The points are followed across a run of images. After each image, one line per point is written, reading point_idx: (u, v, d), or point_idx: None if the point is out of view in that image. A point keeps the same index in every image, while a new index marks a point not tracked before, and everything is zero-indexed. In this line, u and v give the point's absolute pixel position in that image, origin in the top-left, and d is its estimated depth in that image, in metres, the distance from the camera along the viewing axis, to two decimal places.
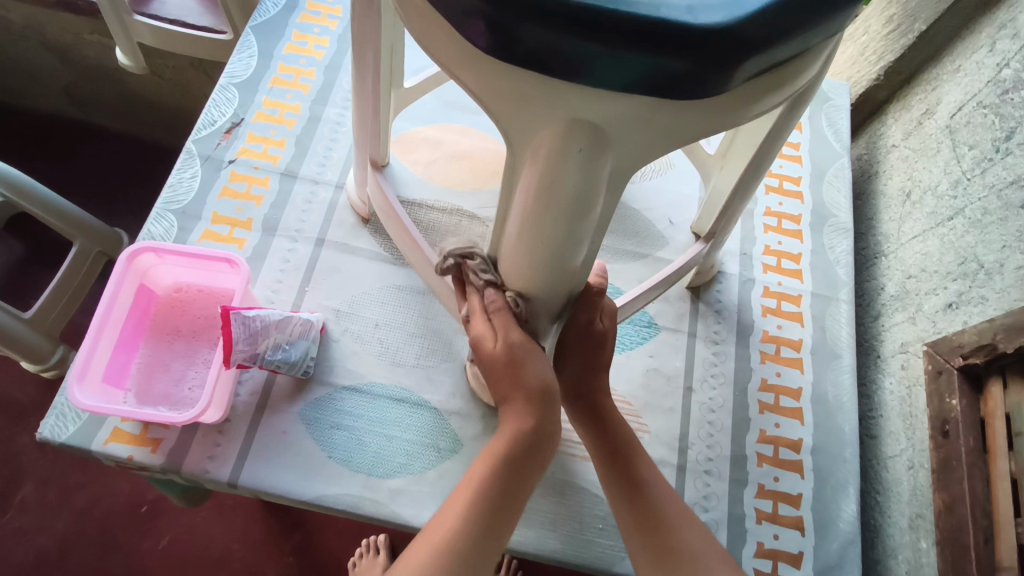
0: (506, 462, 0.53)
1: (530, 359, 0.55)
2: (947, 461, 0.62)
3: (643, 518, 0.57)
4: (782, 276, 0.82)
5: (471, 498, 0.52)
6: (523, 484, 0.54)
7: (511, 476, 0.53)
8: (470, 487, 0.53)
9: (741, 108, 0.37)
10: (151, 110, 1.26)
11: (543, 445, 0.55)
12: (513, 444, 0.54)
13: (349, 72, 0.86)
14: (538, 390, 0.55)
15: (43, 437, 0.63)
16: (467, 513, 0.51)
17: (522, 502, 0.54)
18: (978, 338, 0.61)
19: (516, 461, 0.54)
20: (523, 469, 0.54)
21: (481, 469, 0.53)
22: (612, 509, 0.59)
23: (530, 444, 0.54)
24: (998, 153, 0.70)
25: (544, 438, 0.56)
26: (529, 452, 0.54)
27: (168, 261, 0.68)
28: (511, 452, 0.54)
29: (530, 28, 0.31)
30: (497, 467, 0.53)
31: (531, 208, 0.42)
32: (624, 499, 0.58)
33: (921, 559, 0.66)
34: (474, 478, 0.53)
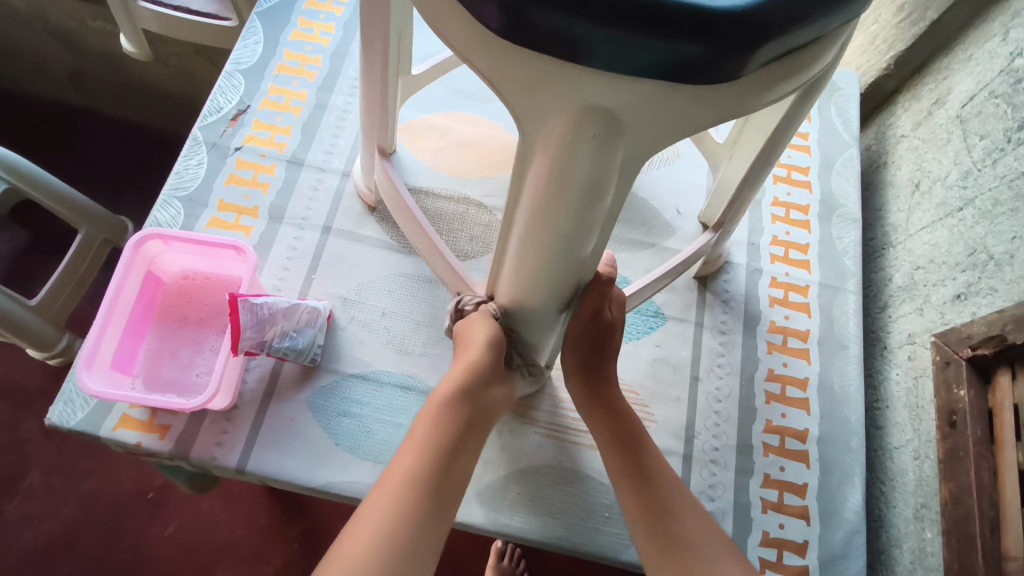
0: (454, 403, 0.54)
1: (480, 321, 0.58)
2: (954, 452, 0.61)
3: (646, 503, 0.56)
4: (790, 267, 0.81)
5: (425, 442, 0.52)
6: (470, 431, 0.54)
7: (459, 421, 0.54)
8: (417, 435, 0.52)
9: (756, 95, 0.37)
10: (155, 98, 1.25)
11: (486, 391, 0.56)
12: (464, 387, 0.55)
13: (356, 59, 0.85)
14: (489, 339, 0.57)
15: (52, 423, 0.63)
16: (416, 459, 0.51)
17: (474, 444, 0.55)
18: (986, 329, 0.61)
19: (465, 409, 0.54)
20: (470, 413, 0.55)
21: (427, 417, 0.53)
22: (618, 497, 0.59)
23: (475, 387, 0.55)
24: (1009, 143, 0.69)
25: (492, 384, 0.57)
26: (474, 397, 0.55)
27: (175, 248, 0.67)
28: (457, 394, 0.54)
29: (543, 11, 0.31)
30: (444, 410, 0.54)
31: (542, 195, 0.42)
32: (629, 486, 0.58)
33: (926, 549, 0.66)
34: (422, 424, 0.53)
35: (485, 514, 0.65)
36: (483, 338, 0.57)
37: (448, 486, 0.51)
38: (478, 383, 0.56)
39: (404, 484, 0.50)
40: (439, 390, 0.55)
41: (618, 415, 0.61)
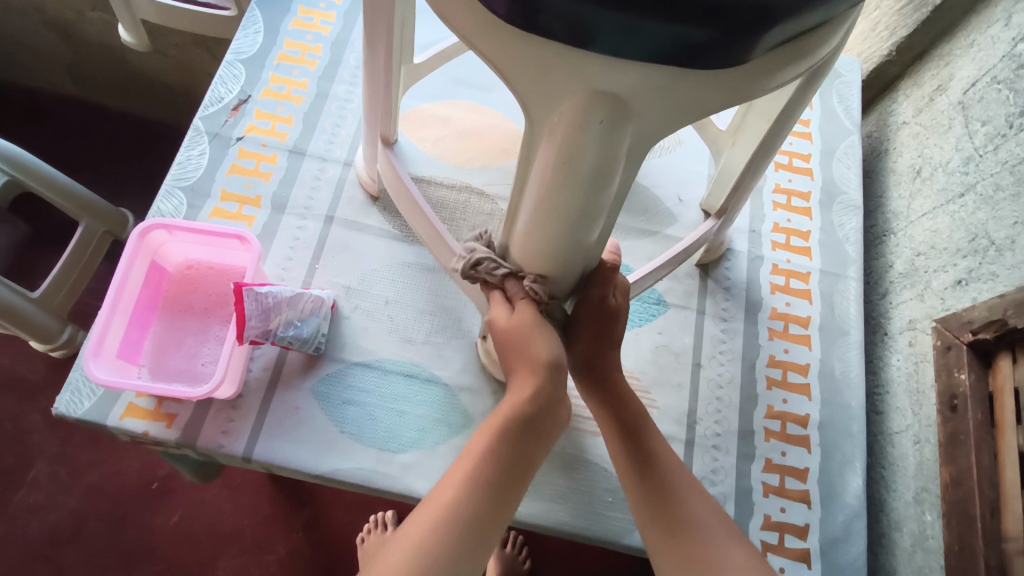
0: (510, 445, 0.49)
1: (541, 333, 0.53)
2: (955, 435, 0.62)
3: (650, 484, 0.57)
4: (791, 254, 0.82)
5: (475, 470, 0.48)
6: (527, 460, 0.50)
7: (510, 464, 0.49)
8: (472, 462, 0.49)
9: (762, 81, 0.37)
10: (155, 90, 1.25)
11: (551, 423, 0.52)
12: (524, 414, 0.51)
13: (357, 48, 0.85)
14: (551, 359, 0.52)
15: (60, 412, 0.64)
16: (458, 508, 0.47)
17: (530, 474, 0.51)
18: (988, 313, 0.61)
19: (523, 436, 0.50)
20: (527, 448, 0.50)
21: (485, 442, 0.50)
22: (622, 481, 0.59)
23: (539, 419, 0.51)
24: (1011, 129, 0.69)
25: (556, 413, 0.53)
26: (533, 424, 0.51)
27: (179, 238, 0.67)
28: (514, 429, 0.50)
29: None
30: (501, 443, 0.49)
31: (549, 182, 0.42)
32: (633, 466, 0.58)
33: (926, 531, 0.67)
34: (470, 463, 0.49)
35: None
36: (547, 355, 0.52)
37: (491, 535, 0.47)
38: (539, 410, 0.51)
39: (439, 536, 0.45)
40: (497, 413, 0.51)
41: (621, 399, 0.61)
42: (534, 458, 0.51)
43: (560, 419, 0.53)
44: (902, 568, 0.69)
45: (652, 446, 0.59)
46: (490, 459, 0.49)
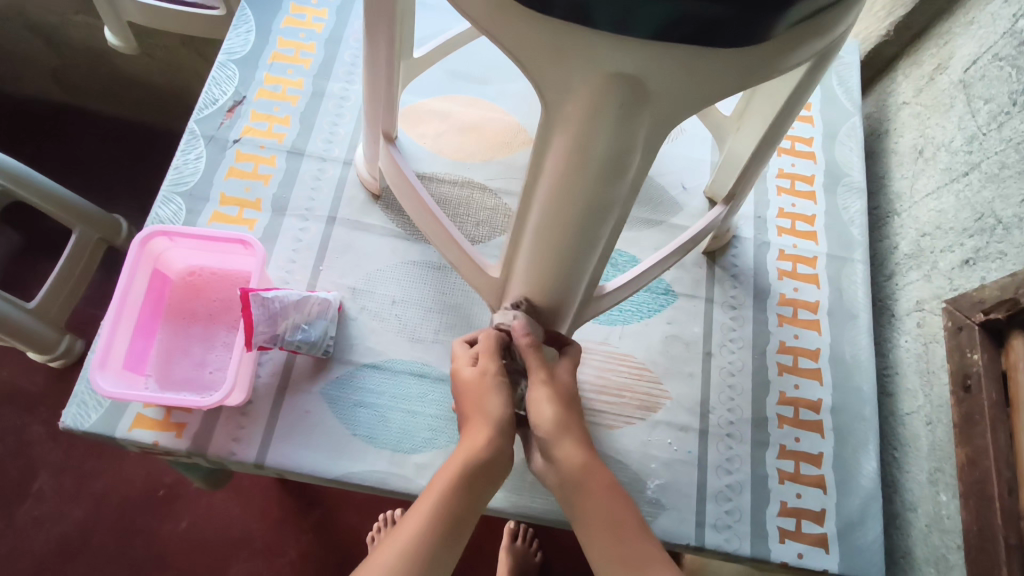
0: (450, 514, 0.49)
1: (492, 391, 0.54)
2: (970, 415, 0.62)
3: (607, 558, 0.49)
4: (797, 239, 0.81)
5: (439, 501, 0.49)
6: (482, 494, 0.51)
7: (453, 525, 0.49)
8: (436, 496, 0.49)
9: (781, 60, 0.36)
10: (144, 93, 1.23)
11: (506, 459, 0.53)
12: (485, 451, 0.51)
13: (352, 45, 0.84)
14: (501, 415, 0.54)
15: (67, 426, 0.63)
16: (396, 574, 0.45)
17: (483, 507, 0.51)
18: (999, 293, 0.61)
19: (484, 470, 0.51)
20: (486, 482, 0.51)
21: (448, 479, 0.50)
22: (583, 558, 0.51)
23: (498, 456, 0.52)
24: (1015, 106, 0.69)
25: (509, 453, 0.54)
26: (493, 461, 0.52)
27: (181, 244, 0.66)
28: (456, 493, 0.50)
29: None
30: (463, 477, 0.50)
31: (563, 171, 0.41)
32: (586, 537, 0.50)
33: (942, 511, 0.67)
34: (412, 526, 0.48)
35: (506, 497, 0.65)
36: (490, 414, 0.53)
37: None
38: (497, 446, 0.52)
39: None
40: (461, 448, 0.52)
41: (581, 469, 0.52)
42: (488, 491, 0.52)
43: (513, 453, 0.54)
44: (919, 549, 0.70)
45: (616, 515, 0.50)
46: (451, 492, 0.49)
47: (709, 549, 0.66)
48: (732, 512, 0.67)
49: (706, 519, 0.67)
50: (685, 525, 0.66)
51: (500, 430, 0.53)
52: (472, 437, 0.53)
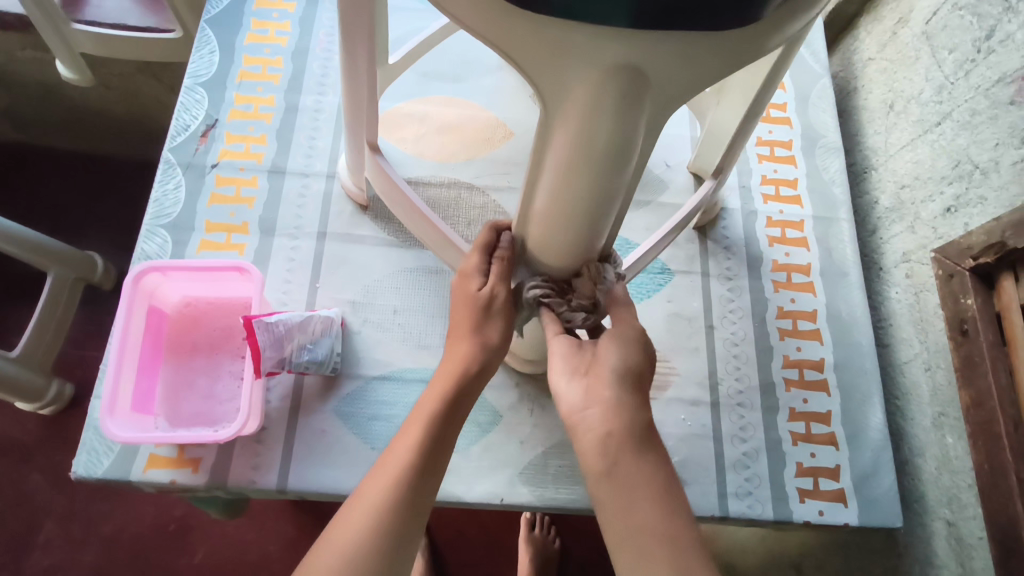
0: (437, 433, 0.52)
1: (496, 318, 0.57)
2: (970, 358, 0.63)
3: (636, 519, 0.47)
4: (783, 204, 0.83)
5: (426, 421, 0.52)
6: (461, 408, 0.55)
7: (438, 442, 0.52)
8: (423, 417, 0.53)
9: (774, 35, 0.37)
10: (104, 125, 1.19)
11: (486, 376, 0.57)
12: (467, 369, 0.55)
13: (319, 56, 0.82)
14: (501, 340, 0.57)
15: (79, 475, 0.62)
16: (390, 494, 0.49)
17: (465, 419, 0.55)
18: (986, 238, 0.64)
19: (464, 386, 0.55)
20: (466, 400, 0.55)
21: (433, 400, 0.53)
22: (603, 512, 0.48)
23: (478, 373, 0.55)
24: (980, 53, 0.71)
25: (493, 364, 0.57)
26: (472, 380, 0.55)
27: (174, 277, 0.65)
28: (443, 412, 0.53)
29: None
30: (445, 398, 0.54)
31: (567, 162, 0.42)
32: (621, 498, 0.47)
33: (950, 453, 0.70)
34: (403, 449, 0.51)
35: (531, 492, 0.66)
36: (473, 325, 0.56)
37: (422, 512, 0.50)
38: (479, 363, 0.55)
39: (375, 518, 0.48)
40: (443, 369, 0.55)
41: (643, 431, 0.50)
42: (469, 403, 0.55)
43: (497, 364, 0.58)
44: (931, 492, 0.72)
45: (656, 480, 0.48)
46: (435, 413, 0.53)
47: (733, 518, 0.67)
48: (752, 479, 0.69)
49: (727, 489, 0.68)
50: (707, 497, 0.68)
51: (484, 343, 0.56)
52: (456, 353, 0.56)
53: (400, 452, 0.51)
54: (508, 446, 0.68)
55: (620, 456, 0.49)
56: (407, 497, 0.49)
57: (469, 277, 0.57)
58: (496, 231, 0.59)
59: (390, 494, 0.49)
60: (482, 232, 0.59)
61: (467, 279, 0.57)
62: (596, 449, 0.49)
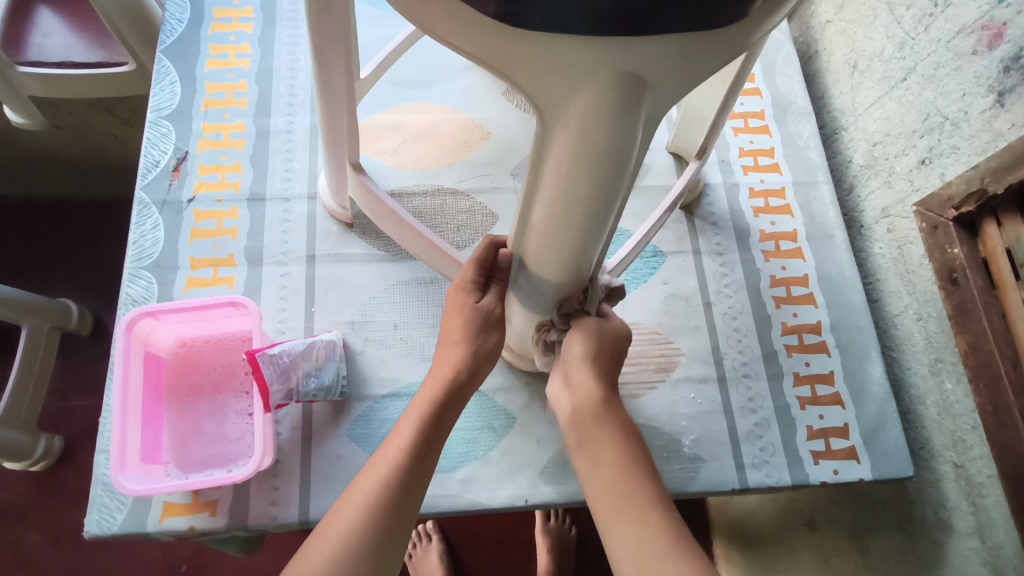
0: (426, 435, 0.55)
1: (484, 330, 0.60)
2: (963, 305, 0.65)
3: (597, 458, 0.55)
4: (762, 174, 0.84)
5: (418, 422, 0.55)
6: (450, 410, 0.57)
7: (429, 443, 0.55)
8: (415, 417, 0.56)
9: (764, 25, 0.36)
10: (57, 166, 1.15)
11: (475, 380, 0.59)
12: (457, 370, 0.58)
13: (283, 75, 0.81)
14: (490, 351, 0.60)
15: (93, 534, 0.60)
16: (382, 487, 0.51)
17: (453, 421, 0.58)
18: (966, 187, 0.65)
19: (455, 387, 0.57)
20: (456, 404, 0.58)
21: (426, 401, 0.56)
22: (581, 479, 0.56)
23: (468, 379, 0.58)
24: (938, 6, 0.72)
25: (482, 366, 0.60)
26: (462, 387, 0.58)
27: (166, 320, 0.63)
28: (432, 416, 0.56)
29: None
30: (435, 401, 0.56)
31: (566, 170, 0.42)
32: (593, 469, 0.55)
33: (950, 398, 0.72)
34: (394, 447, 0.54)
35: (555, 489, 0.66)
36: (464, 335, 0.59)
37: (410, 513, 0.52)
38: (469, 366, 0.58)
39: (370, 509, 0.50)
40: (436, 373, 0.58)
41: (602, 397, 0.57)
42: (458, 406, 0.58)
43: (487, 368, 0.60)
44: (936, 437, 0.74)
45: (625, 457, 0.54)
46: (427, 413, 0.56)
47: (753, 488, 0.69)
48: (766, 448, 0.70)
49: (744, 461, 0.69)
50: (726, 471, 0.69)
51: (473, 352, 0.59)
52: (446, 359, 0.59)
53: (392, 452, 0.54)
54: (526, 446, 0.68)
55: (585, 430, 0.56)
56: (396, 494, 0.51)
57: (465, 290, 0.59)
58: (494, 247, 0.59)
59: (380, 489, 0.51)
60: (479, 248, 0.59)
61: (460, 292, 0.60)
62: (566, 425, 0.58)
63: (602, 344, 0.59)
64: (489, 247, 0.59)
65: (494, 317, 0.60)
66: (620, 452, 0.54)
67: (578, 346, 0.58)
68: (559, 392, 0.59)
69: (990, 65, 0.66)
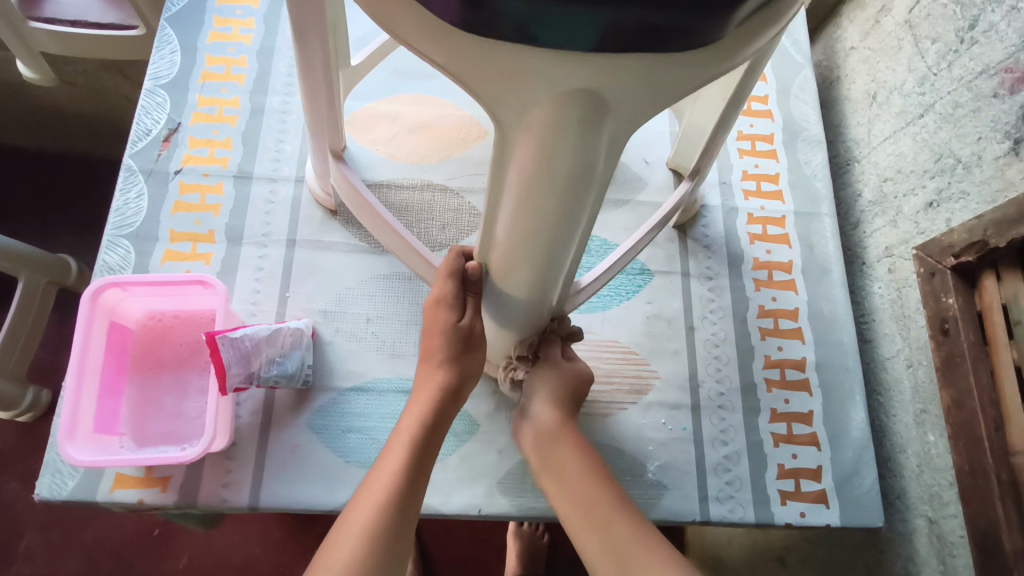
0: (415, 461, 0.54)
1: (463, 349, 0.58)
2: (951, 358, 0.63)
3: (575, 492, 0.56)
4: (764, 200, 0.81)
5: (410, 442, 0.54)
6: (438, 427, 0.57)
7: (421, 461, 0.54)
8: (406, 436, 0.55)
9: (741, 51, 0.35)
10: (68, 123, 1.13)
11: (462, 395, 0.59)
12: (446, 388, 0.57)
13: (285, 54, 0.80)
14: (470, 366, 0.59)
15: (43, 498, 0.60)
16: (377, 520, 0.50)
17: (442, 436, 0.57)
18: (968, 236, 0.63)
19: (445, 404, 0.57)
20: (443, 420, 0.57)
21: (416, 418, 0.56)
22: (552, 499, 0.58)
23: (456, 394, 0.58)
24: (963, 44, 0.69)
25: (466, 383, 0.59)
26: (450, 406, 0.58)
27: (135, 292, 0.63)
28: (423, 433, 0.55)
29: None
30: (427, 420, 0.56)
31: (527, 184, 0.40)
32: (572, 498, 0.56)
33: (931, 451, 0.69)
34: (383, 477, 0.52)
35: (510, 501, 0.65)
36: (447, 352, 0.58)
37: (408, 535, 0.52)
38: (457, 381, 0.58)
39: (368, 542, 0.49)
40: (423, 390, 0.57)
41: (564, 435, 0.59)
42: (446, 421, 0.58)
43: (471, 383, 0.60)
44: (912, 489, 0.71)
45: (591, 476, 0.57)
46: (419, 430, 0.55)
47: (715, 522, 0.67)
48: (733, 482, 0.68)
49: (708, 493, 0.67)
50: (688, 502, 0.67)
51: (457, 369, 0.58)
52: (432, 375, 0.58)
53: (385, 476, 0.53)
54: (486, 455, 0.66)
55: (547, 455, 0.59)
56: (394, 516, 0.51)
57: (443, 306, 0.57)
58: (461, 257, 0.58)
59: (378, 510, 0.51)
60: (448, 258, 0.58)
61: (439, 309, 0.57)
62: (534, 456, 0.60)
63: (564, 386, 0.61)
64: (458, 257, 0.58)
65: (472, 335, 0.59)
66: (586, 470, 0.57)
67: (538, 393, 0.61)
68: (524, 423, 0.62)
69: (1010, 110, 0.62)
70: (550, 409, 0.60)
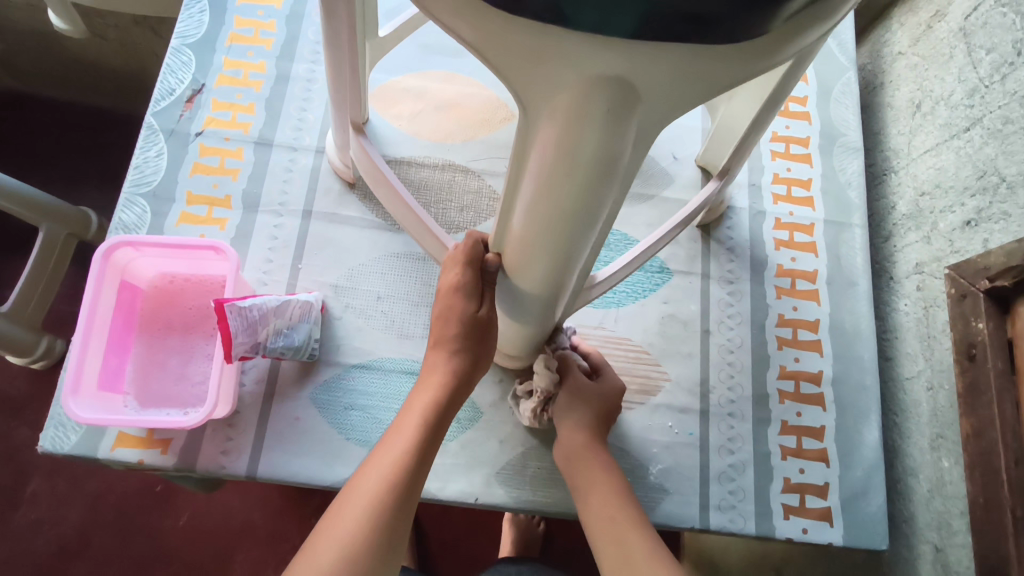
0: (425, 436, 0.53)
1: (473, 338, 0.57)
2: (975, 385, 0.61)
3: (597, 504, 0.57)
4: (793, 205, 0.78)
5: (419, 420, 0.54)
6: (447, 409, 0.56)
7: (428, 439, 0.53)
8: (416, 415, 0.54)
9: (786, 46, 0.33)
10: (98, 75, 1.12)
11: (472, 379, 0.58)
12: (458, 373, 0.57)
13: (314, 21, 0.78)
14: (479, 355, 0.58)
15: (45, 450, 0.60)
16: (385, 490, 0.50)
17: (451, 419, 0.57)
18: (1005, 260, 0.60)
19: (456, 388, 0.56)
20: (452, 403, 0.56)
21: (426, 398, 0.55)
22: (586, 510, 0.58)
23: (465, 380, 0.57)
24: (1019, 56, 0.65)
25: (474, 370, 0.58)
26: (460, 391, 0.57)
27: (148, 253, 0.63)
28: (434, 411, 0.54)
29: None
30: (438, 402, 0.55)
31: (547, 172, 0.38)
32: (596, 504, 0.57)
33: (944, 477, 0.66)
34: (394, 447, 0.52)
35: (507, 492, 0.64)
36: (457, 338, 0.57)
37: (410, 512, 0.51)
38: (467, 367, 0.57)
39: (371, 515, 0.48)
40: (434, 372, 0.56)
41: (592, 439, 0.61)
42: (456, 403, 0.57)
43: (480, 370, 0.59)
44: (921, 514, 0.69)
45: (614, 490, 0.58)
46: (428, 409, 0.54)
47: (714, 530, 0.65)
48: (736, 492, 0.66)
49: (710, 501, 0.66)
50: (688, 508, 0.66)
51: (467, 356, 0.57)
52: (441, 359, 0.57)
53: (393, 452, 0.52)
54: (487, 444, 0.65)
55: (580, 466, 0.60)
56: (399, 491, 0.50)
57: (458, 294, 0.56)
58: (478, 244, 0.57)
59: (384, 484, 0.50)
60: (463, 243, 0.56)
61: (456, 297, 0.56)
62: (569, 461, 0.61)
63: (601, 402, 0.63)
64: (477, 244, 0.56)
65: (488, 324, 0.58)
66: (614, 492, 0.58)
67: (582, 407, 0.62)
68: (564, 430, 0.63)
69: None
70: (587, 424, 0.62)
